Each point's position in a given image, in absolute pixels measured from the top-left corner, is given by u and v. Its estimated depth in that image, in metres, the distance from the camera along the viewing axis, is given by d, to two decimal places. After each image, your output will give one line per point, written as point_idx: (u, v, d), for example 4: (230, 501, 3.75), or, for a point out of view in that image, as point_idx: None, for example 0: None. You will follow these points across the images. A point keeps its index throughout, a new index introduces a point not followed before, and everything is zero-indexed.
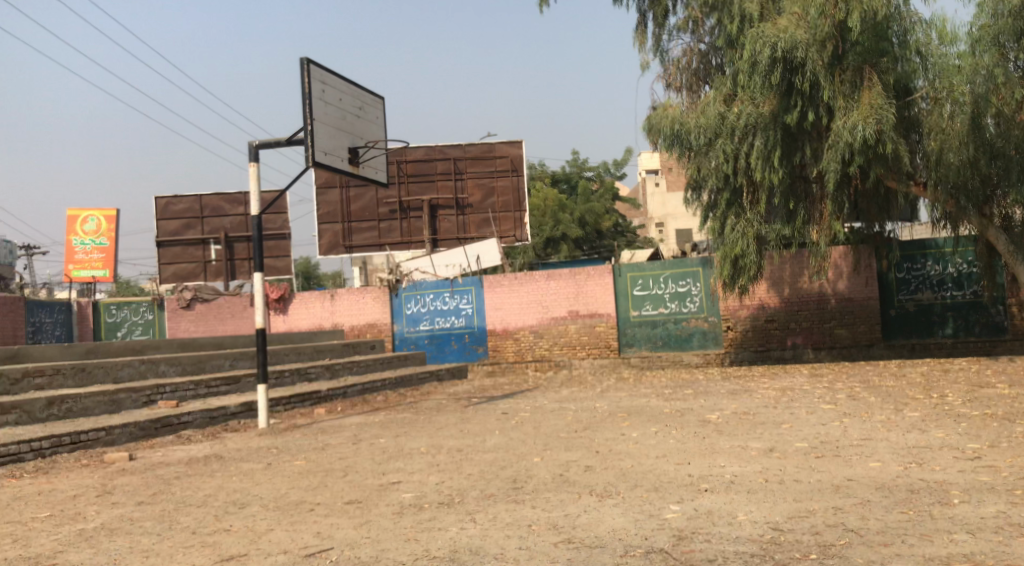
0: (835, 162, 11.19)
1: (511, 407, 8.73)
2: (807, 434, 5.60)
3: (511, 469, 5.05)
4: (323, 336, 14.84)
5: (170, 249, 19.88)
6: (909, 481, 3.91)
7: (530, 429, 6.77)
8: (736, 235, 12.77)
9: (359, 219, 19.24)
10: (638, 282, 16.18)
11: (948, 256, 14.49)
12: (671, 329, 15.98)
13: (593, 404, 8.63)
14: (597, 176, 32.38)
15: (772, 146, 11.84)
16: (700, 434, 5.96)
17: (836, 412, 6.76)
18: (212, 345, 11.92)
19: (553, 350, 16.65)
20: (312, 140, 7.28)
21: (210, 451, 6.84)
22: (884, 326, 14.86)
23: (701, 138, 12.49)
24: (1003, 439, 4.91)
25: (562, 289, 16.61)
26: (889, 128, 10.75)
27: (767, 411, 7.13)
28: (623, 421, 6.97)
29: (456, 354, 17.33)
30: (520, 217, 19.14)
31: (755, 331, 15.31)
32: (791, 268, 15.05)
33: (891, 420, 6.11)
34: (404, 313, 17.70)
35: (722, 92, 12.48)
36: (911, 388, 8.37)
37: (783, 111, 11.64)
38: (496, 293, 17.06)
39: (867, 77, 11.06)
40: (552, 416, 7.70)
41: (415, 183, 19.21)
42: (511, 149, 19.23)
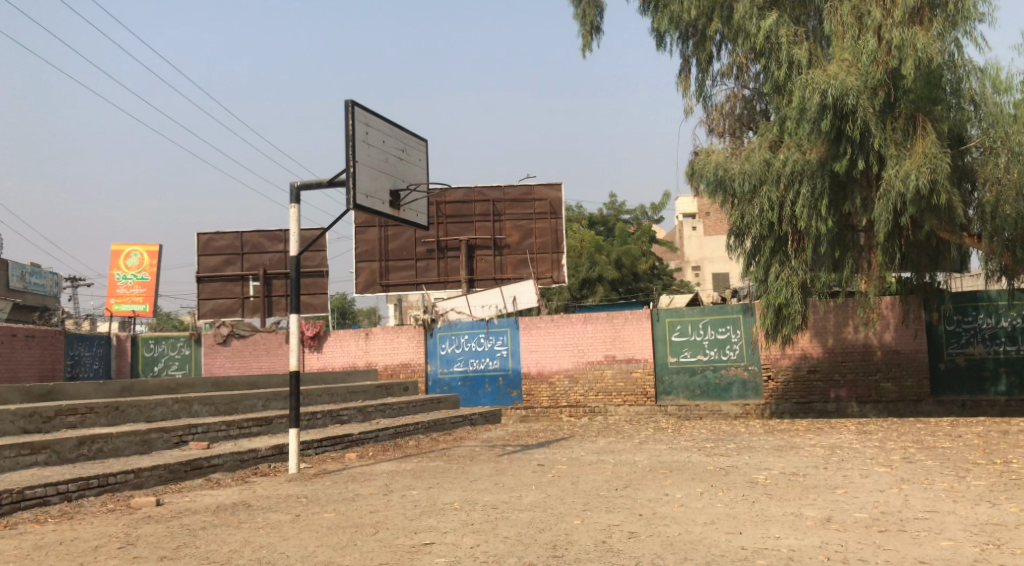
0: (886, 212, 10.97)
1: (547, 458, 8.47)
2: (865, 503, 5.28)
3: (551, 531, 4.80)
4: (356, 377, 14.70)
5: (208, 284, 20.00)
6: None
7: (569, 486, 6.51)
8: (780, 284, 12.43)
9: (396, 258, 19.21)
10: (676, 328, 15.86)
11: (999, 309, 13.99)
12: (710, 377, 15.57)
13: (632, 457, 8.32)
14: (634, 219, 32.18)
15: (820, 194, 11.60)
16: (750, 498, 5.65)
17: (893, 478, 6.40)
18: (246, 384, 11.83)
19: (589, 396, 16.31)
20: (354, 182, 7.19)
21: (238, 498, 6.66)
22: (933, 380, 14.35)
23: (746, 184, 12.27)
24: None
25: (599, 333, 16.31)
26: (943, 178, 10.54)
27: (818, 474, 6.78)
28: (665, 479, 6.67)
29: (489, 397, 17.05)
30: (558, 259, 18.95)
31: (797, 382, 14.85)
32: (836, 318, 14.64)
33: (955, 490, 5.76)
34: (438, 354, 17.51)
35: (768, 138, 12.28)
36: (969, 452, 7.96)
37: (832, 158, 11.38)
38: (531, 335, 16.81)
39: (921, 125, 10.85)
40: (590, 470, 7.42)
41: (453, 223, 19.17)
42: (550, 191, 19.13)
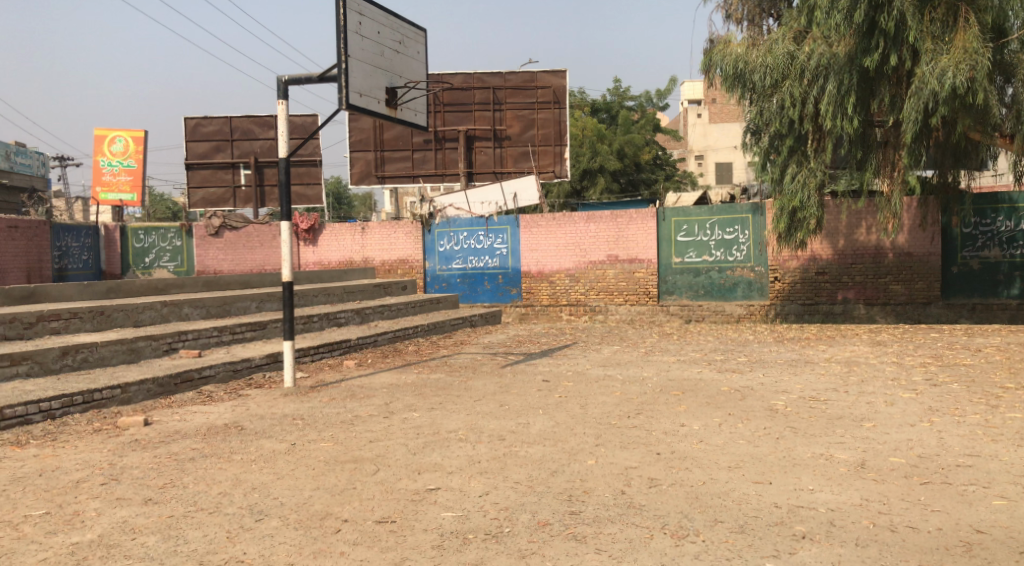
0: (916, 111, 10.35)
1: (553, 371, 8.14)
2: (897, 444, 4.98)
3: (565, 475, 4.47)
4: (353, 275, 14.26)
5: (199, 172, 19.27)
6: None
7: (578, 410, 6.16)
8: (796, 186, 11.95)
9: (392, 148, 18.45)
10: (682, 227, 15.35)
11: (1020, 212, 13.57)
12: (715, 278, 15.17)
13: (641, 372, 7.99)
14: (638, 105, 31.09)
15: (846, 91, 10.93)
16: (772, 433, 5.31)
17: (920, 407, 6.07)
18: (239, 283, 11.38)
19: (591, 294, 15.97)
20: (346, 80, 6.52)
21: (231, 417, 6.32)
22: (944, 283, 13.97)
23: (767, 79, 11.57)
24: None
25: (602, 231, 15.82)
26: (983, 76, 9.82)
27: (840, 400, 6.44)
28: (679, 404, 6.33)
29: (489, 294, 16.68)
30: (560, 152, 18.24)
31: (803, 284, 14.48)
32: (848, 219, 14.14)
33: (991, 425, 5.45)
34: (437, 250, 17.04)
35: (793, 29, 11.57)
36: (992, 372, 7.63)
37: (862, 53, 10.68)
38: (532, 234, 16.31)
39: (962, 17, 10.08)
40: (599, 389, 7.08)
41: (451, 112, 18.32)
42: (553, 79, 18.18)
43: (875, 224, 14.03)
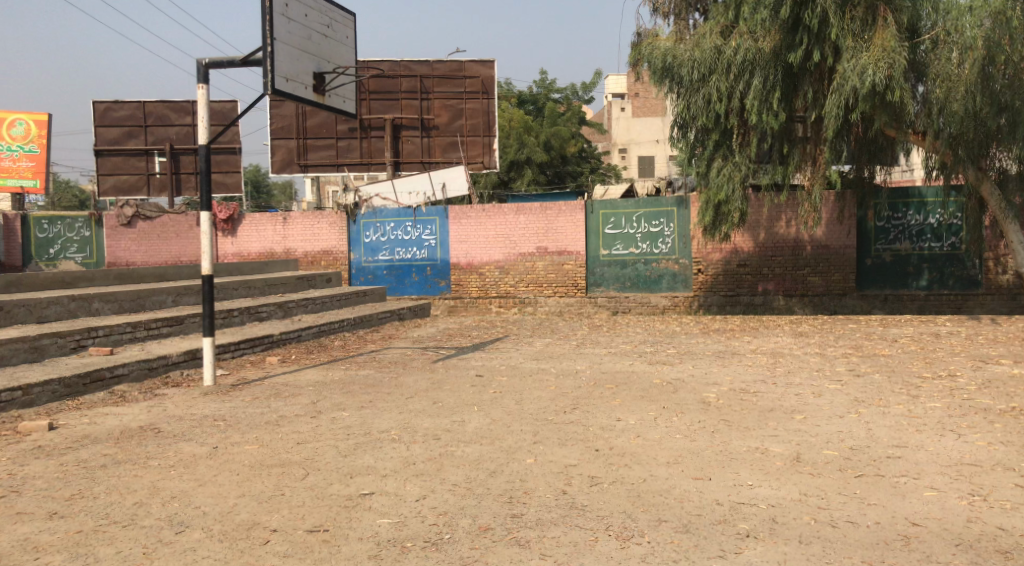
0: (837, 106, 10.68)
1: (485, 367, 8.03)
2: (828, 436, 5.04)
3: (504, 476, 4.36)
4: (275, 267, 13.82)
5: (108, 159, 18.38)
6: (995, 546, 3.30)
7: (513, 407, 6.06)
8: (722, 180, 12.19)
9: (315, 136, 18.01)
10: (610, 220, 15.42)
11: (929, 206, 14.11)
12: (641, 270, 15.31)
13: (574, 366, 7.94)
14: (565, 98, 31.21)
15: (771, 86, 11.21)
16: (708, 427, 5.32)
17: (847, 398, 6.19)
18: (154, 276, 10.87)
19: (518, 287, 15.90)
20: (272, 64, 6.25)
21: (146, 418, 5.98)
22: (859, 275, 14.43)
23: (694, 73, 11.76)
24: None
25: (530, 223, 15.76)
26: (900, 74, 10.16)
27: (771, 392, 6.52)
28: (614, 398, 6.30)
29: (416, 287, 16.44)
30: (489, 142, 18.14)
31: (726, 276, 14.75)
32: (770, 213, 14.46)
33: (915, 415, 5.56)
34: (362, 241, 16.69)
35: (719, 24, 11.79)
36: (911, 362, 7.87)
37: (786, 49, 10.96)
38: (460, 225, 16.14)
39: (881, 16, 10.39)
40: (533, 384, 7.00)
41: (377, 100, 17.97)
42: (481, 69, 18.02)
43: (795, 218, 14.39)
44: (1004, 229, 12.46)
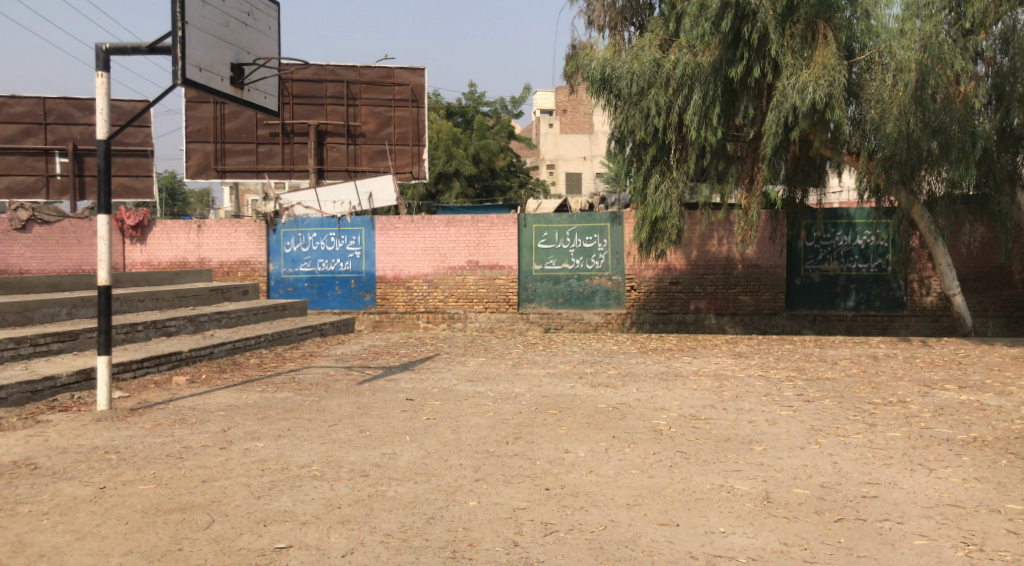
0: (776, 124, 10.52)
1: (416, 390, 7.44)
2: (794, 471, 4.67)
3: (444, 522, 3.82)
4: (187, 277, 12.89)
5: (4, 158, 17.05)
6: None
7: (450, 436, 5.56)
8: (660, 196, 11.93)
9: (234, 140, 17.13)
10: (543, 234, 15.03)
11: (857, 227, 14.16)
12: (574, 286, 14.93)
13: (513, 389, 7.43)
14: (493, 112, 30.88)
15: (711, 102, 10.98)
16: (663, 460, 4.89)
17: (803, 427, 5.84)
18: (47, 286, 9.88)
19: (447, 302, 15.32)
20: (182, 50, 5.59)
21: (23, 451, 5.19)
22: (788, 294, 14.39)
23: (633, 86, 11.51)
24: None
25: (460, 236, 15.20)
26: (840, 92, 10.08)
27: (722, 418, 6.15)
28: (558, 425, 5.85)
29: (339, 300, 15.67)
30: (418, 152, 17.58)
31: (659, 293, 14.54)
32: (702, 230, 14.30)
33: (878, 446, 5.24)
34: (282, 252, 15.84)
35: (658, 37, 11.57)
36: (857, 386, 7.62)
37: (726, 64, 10.75)
38: (388, 237, 15.46)
39: (820, 34, 10.30)
40: (469, 411, 6.47)
41: (301, 105, 17.16)
42: (411, 77, 17.45)
43: (727, 237, 14.27)
44: (933, 251, 12.55)
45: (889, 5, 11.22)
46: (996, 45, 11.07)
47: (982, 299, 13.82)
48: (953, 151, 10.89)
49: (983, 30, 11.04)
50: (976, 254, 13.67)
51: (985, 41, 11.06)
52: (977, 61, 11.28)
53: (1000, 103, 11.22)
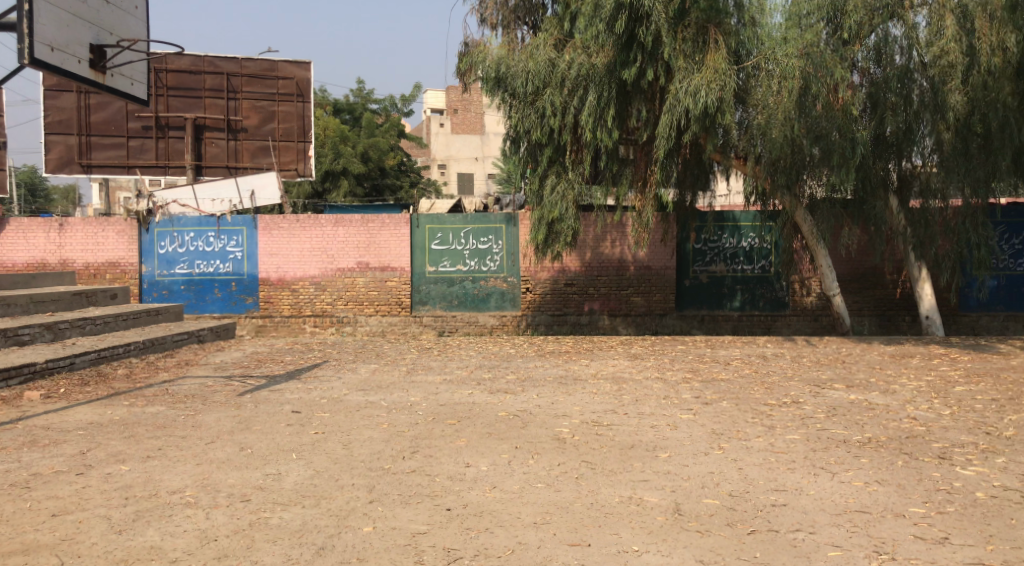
0: (669, 127, 10.57)
1: (303, 401, 7.00)
2: (702, 479, 4.54)
3: (338, 555, 3.50)
4: (46, 280, 11.85)
5: None
6: None
7: (342, 453, 5.25)
8: (556, 197, 11.83)
9: (101, 133, 16.02)
10: (436, 235, 14.70)
11: (742, 229, 14.50)
12: (468, 288, 14.67)
13: (407, 398, 7.10)
14: (383, 109, 30.26)
15: (606, 103, 10.95)
16: (569, 472, 4.69)
17: (705, 431, 5.76)
18: None
19: (336, 305, 14.74)
20: (29, 25, 5.28)
21: None
22: (678, 295, 14.58)
23: (528, 85, 11.39)
24: (957, 503, 4.08)
25: (350, 236, 14.65)
26: (730, 96, 10.23)
27: (624, 424, 6.02)
28: (458, 438, 5.59)
29: (219, 304, 14.83)
30: (304, 148, 16.89)
31: (553, 295, 14.47)
32: (596, 232, 14.33)
33: (780, 450, 5.20)
34: (156, 253, 14.86)
35: (553, 37, 11.48)
36: (752, 386, 7.67)
37: (621, 65, 10.72)
38: (272, 237, 14.75)
39: (711, 38, 10.43)
40: (362, 424, 6.10)
41: (176, 97, 16.17)
42: (296, 70, 16.75)
43: (620, 238, 14.35)
44: (816, 253, 12.97)
45: (773, 13, 11.62)
46: (869, 56, 11.64)
47: (858, 299, 14.41)
48: (834, 156, 11.24)
49: (859, 41, 11.60)
50: (854, 256, 14.26)
51: (860, 52, 11.63)
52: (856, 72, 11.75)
53: (875, 111, 11.69)
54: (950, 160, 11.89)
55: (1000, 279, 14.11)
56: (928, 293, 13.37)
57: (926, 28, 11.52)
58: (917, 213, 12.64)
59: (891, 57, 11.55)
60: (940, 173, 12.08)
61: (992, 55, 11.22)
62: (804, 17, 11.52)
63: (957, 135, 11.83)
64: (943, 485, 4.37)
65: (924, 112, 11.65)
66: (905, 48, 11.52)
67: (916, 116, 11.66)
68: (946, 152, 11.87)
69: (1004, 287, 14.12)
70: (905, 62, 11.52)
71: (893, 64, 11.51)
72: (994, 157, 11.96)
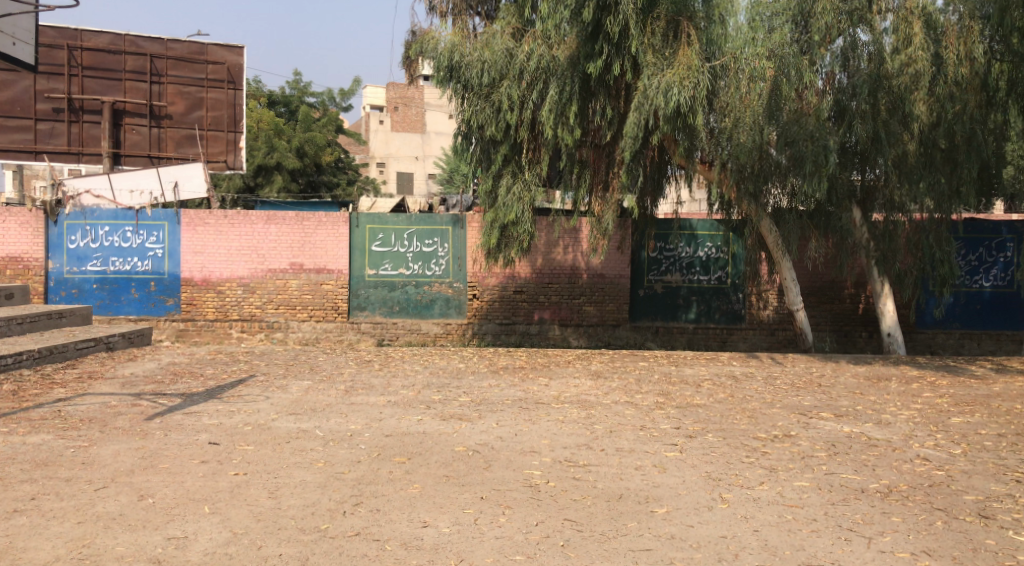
0: (636, 125, 9.84)
1: (223, 429, 5.94)
2: (715, 548, 3.74)
3: None
4: None
5: None
6: None
7: (269, 505, 4.27)
8: (511, 199, 10.97)
9: (5, 114, 14.54)
10: (377, 236, 13.67)
11: (699, 238, 13.84)
12: (411, 294, 13.69)
13: (347, 426, 6.11)
14: (321, 103, 28.96)
15: (568, 97, 10.15)
16: (552, 536, 3.84)
17: (700, 476, 4.94)
18: None
19: (266, 309, 13.55)
20: None
21: None
22: (632, 305, 13.83)
23: (483, 76, 10.56)
24: None
25: (283, 235, 13.49)
26: (704, 95, 9.54)
27: (603, 465, 5.16)
28: (410, 484, 4.65)
29: (135, 305, 13.50)
30: (235, 139, 15.67)
31: (501, 303, 13.59)
32: (549, 237, 13.49)
33: (793, 503, 4.43)
34: (65, 248, 13.45)
35: (511, 25, 10.68)
36: (733, 414, 6.90)
37: (585, 58, 9.91)
38: (196, 234, 13.48)
39: (683, 32, 9.70)
40: (292, 461, 5.11)
41: (92, 78, 14.73)
42: (228, 55, 15.50)
43: (573, 245, 13.55)
44: (780, 267, 12.39)
45: (736, 12, 10.68)
46: (835, 62, 10.81)
47: (815, 314, 13.92)
48: (806, 164, 10.48)
49: (825, 46, 10.73)
50: (813, 272, 13.79)
51: (826, 58, 10.78)
52: (824, 79, 10.86)
53: (842, 119, 10.89)
54: (919, 173, 11.32)
55: (958, 296, 13.78)
56: (890, 309, 12.89)
57: (892, 35, 10.90)
58: (881, 227, 12.08)
59: (860, 63, 10.74)
60: (905, 184, 11.41)
61: (960, 65, 10.85)
62: (768, 19, 10.64)
63: (925, 147, 11.33)
64: (1005, 558, 3.66)
65: (897, 121, 10.92)
66: (873, 56, 10.71)
67: (890, 127, 10.87)
68: (913, 166, 11.28)
69: (962, 304, 13.79)
70: (876, 65, 10.73)
71: (862, 72, 10.68)
72: (958, 170, 11.57)
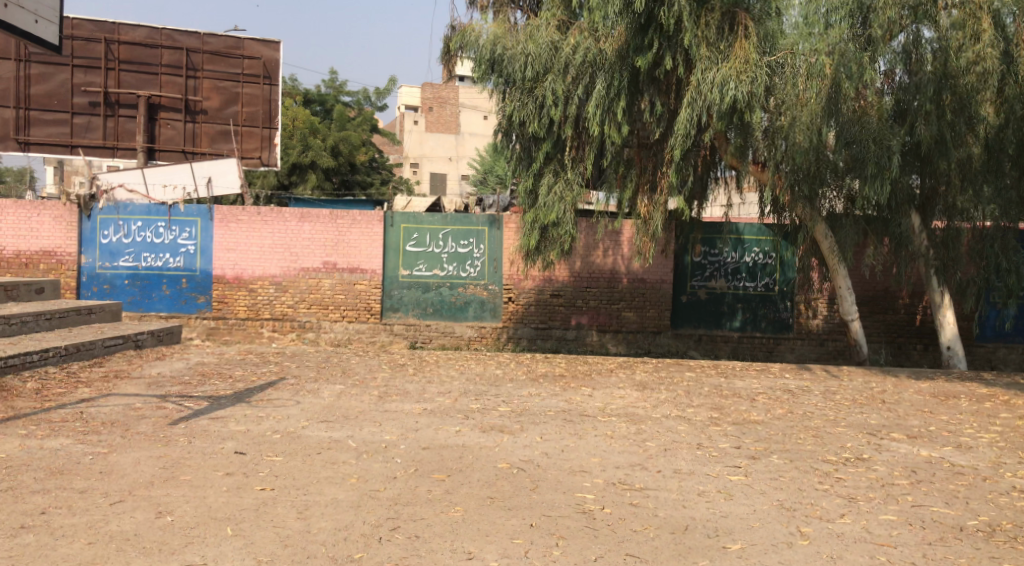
0: (687, 122, 9.35)
1: (250, 437, 5.55)
2: None
3: None
4: None
5: None
6: None
7: (299, 528, 3.86)
8: (552, 198, 10.51)
9: (42, 107, 14.39)
10: (412, 235, 13.30)
11: (745, 243, 13.27)
12: (445, 296, 13.30)
13: (382, 437, 5.69)
14: (355, 102, 28.73)
15: (617, 92, 9.69)
16: None
17: (772, 505, 4.45)
18: None
19: (299, 309, 13.24)
20: None
21: None
22: (674, 312, 13.31)
23: (527, 70, 10.11)
24: None
25: (316, 233, 13.17)
26: (761, 90, 9.03)
27: (662, 489, 4.68)
28: (452, 506, 4.21)
29: (166, 302, 13.27)
30: (269, 136, 15.42)
31: (538, 306, 13.13)
32: (589, 240, 13.02)
33: (884, 542, 3.92)
34: (97, 243, 13.25)
35: (556, 17, 10.23)
36: (795, 433, 6.38)
37: (635, 51, 9.45)
38: (229, 231, 13.22)
39: (738, 25, 9.16)
40: (323, 476, 4.70)
41: (129, 71, 14.55)
42: (264, 49, 15.23)
43: (614, 248, 13.06)
44: (834, 274, 11.76)
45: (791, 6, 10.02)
46: (896, 59, 10.08)
47: (867, 324, 13.29)
48: (867, 165, 9.79)
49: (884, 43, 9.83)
50: (866, 280, 13.17)
51: (886, 55, 10.08)
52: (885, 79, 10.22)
53: (903, 119, 10.23)
54: (984, 178, 10.61)
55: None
56: (950, 320, 12.23)
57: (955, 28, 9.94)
58: (942, 234, 11.34)
59: (922, 62, 9.99)
60: (969, 190, 10.71)
61: None
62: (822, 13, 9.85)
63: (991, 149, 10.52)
64: None
65: (963, 124, 10.14)
66: (937, 53, 9.83)
67: (956, 129, 10.14)
68: (977, 169, 10.49)
69: None
70: (941, 63, 9.85)
71: (925, 70, 9.90)
72: None
